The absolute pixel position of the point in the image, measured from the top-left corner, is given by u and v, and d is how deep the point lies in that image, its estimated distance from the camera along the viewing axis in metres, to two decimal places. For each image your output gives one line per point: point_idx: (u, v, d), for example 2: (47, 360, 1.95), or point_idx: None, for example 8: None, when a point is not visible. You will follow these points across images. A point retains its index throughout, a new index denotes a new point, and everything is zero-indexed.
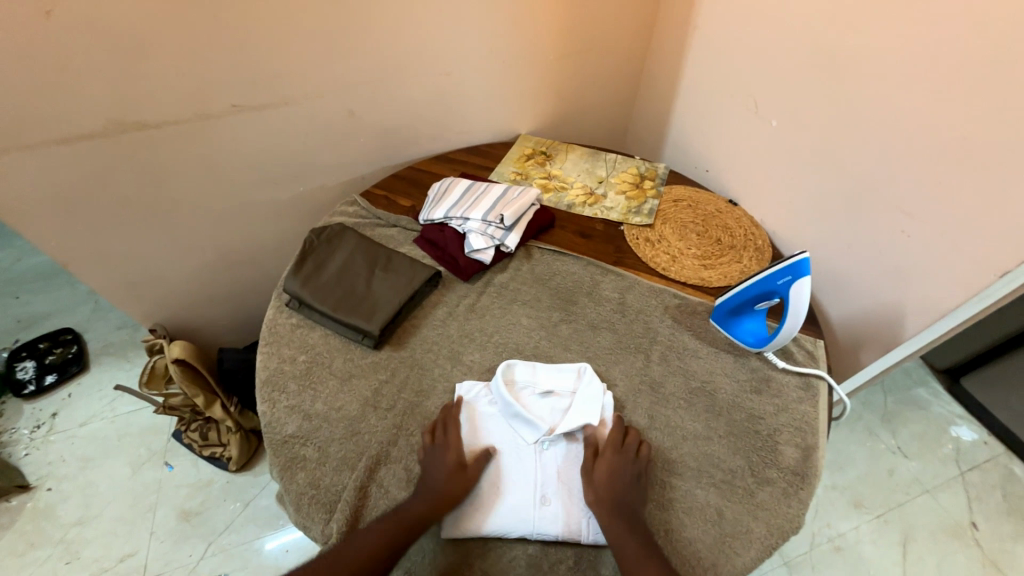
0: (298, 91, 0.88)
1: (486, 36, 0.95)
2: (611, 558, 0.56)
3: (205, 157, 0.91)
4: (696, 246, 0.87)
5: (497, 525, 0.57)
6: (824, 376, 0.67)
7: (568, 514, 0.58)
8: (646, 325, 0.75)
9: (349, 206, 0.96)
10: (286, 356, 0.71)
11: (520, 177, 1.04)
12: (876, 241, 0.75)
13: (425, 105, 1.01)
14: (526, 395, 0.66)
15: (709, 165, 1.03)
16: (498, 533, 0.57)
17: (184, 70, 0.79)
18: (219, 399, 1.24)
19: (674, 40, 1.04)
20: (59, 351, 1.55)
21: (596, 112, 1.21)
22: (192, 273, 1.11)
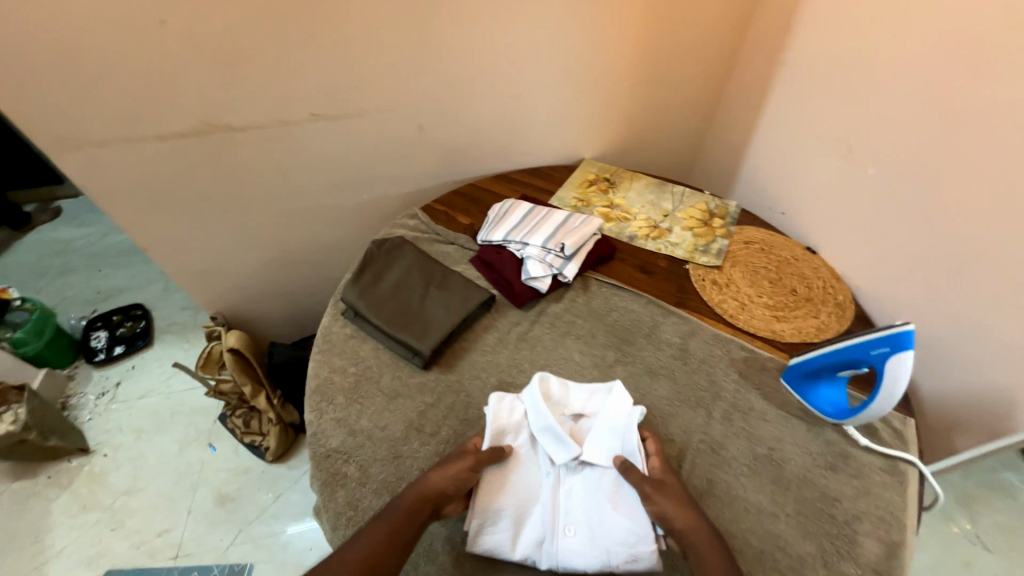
0: (374, 105, 0.90)
1: (562, 61, 0.94)
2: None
3: (281, 161, 0.95)
4: (769, 295, 0.81)
5: (520, 553, 0.55)
6: (915, 462, 0.60)
7: (593, 542, 0.55)
8: (709, 378, 0.69)
9: (410, 219, 0.97)
10: (337, 367, 0.71)
11: (582, 204, 1.01)
12: (988, 313, 0.66)
13: (494, 124, 1.00)
14: (555, 413, 0.64)
15: (787, 208, 0.96)
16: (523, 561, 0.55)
17: (273, 80, 0.82)
18: (264, 390, 1.28)
19: (759, 74, 0.99)
20: (129, 325, 1.67)
21: (666, 141, 1.17)
22: (254, 268, 1.16)
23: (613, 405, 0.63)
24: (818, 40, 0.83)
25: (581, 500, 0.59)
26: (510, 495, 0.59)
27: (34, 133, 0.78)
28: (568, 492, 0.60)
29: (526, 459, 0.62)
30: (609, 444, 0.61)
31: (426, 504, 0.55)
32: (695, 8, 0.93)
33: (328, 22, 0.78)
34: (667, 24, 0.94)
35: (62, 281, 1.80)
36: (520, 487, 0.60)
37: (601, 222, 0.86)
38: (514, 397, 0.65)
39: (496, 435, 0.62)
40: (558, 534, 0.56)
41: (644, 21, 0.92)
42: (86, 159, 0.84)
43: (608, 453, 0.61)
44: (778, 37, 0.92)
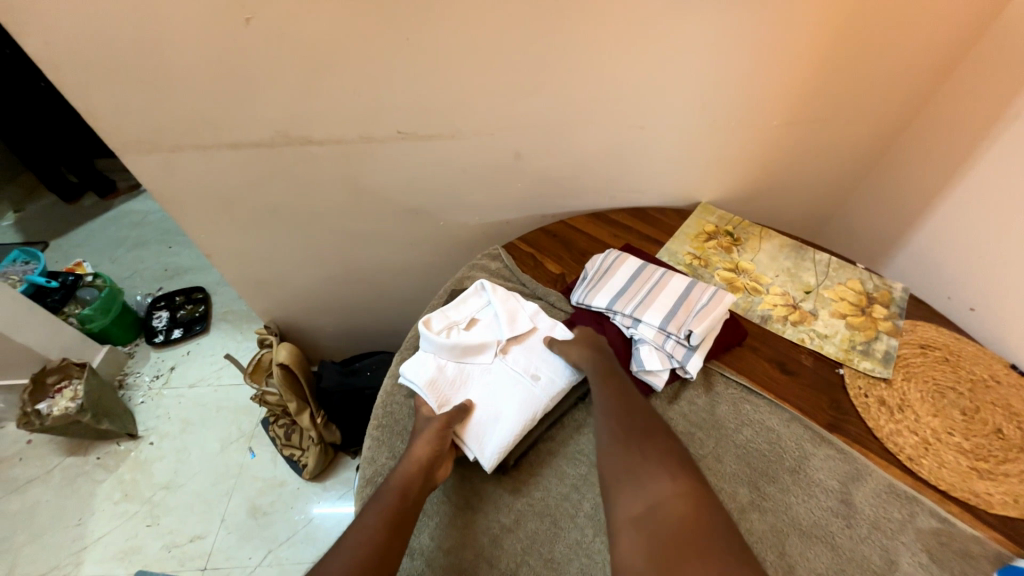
0: (470, 127, 0.77)
1: (705, 92, 0.75)
2: None
3: (357, 179, 0.83)
4: (962, 432, 0.60)
5: (520, 419, 0.58)
6: None
7: (553, 368, 0.63)
8: (886, 555, 0.51)
9: (492, 260, 0.84)
10: (397, 453, 0.60)
11: (698, 262, 0.83)
12: None
13: (603, 157, 0.84)
14: (455, 333, 0.66)
15: (980, 303, 0.75)
16: (526, 421, 0.58)
17: (362, 94, 0.70)
18: (309, 408, 1.20)
19: (965, 126, 0.76)
20: (189, 308, 1.67)
21: (804, 191, 0.96)
22: (315, 283, 1.07)
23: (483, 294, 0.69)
24: None
25: (524, 360, 0.64)
26: (481, 406, 0.60)
27: (106, 130, 0.70)
28: (512, 364, 0.64)
29: (466, 375, 0.63)
30: (508, 312, 0.68)
31: (412, 470, 0.54)
32: (892, 36, 0.72)
33: (436, 32, 0.64)
34: (851, 54, 0.74)
35: (133, 254, 1.82)
36: (481, 393, 0.61)
37: (733, 299, 0.68)
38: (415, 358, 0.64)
39: (436, 389, 0.61)
40: (531, 388, 0.61)
41: (822, 49, 0.72)
42: (157, 161, 0.76)
43: (513, 317, 0.67)
44: (1010, 83, 0.69)
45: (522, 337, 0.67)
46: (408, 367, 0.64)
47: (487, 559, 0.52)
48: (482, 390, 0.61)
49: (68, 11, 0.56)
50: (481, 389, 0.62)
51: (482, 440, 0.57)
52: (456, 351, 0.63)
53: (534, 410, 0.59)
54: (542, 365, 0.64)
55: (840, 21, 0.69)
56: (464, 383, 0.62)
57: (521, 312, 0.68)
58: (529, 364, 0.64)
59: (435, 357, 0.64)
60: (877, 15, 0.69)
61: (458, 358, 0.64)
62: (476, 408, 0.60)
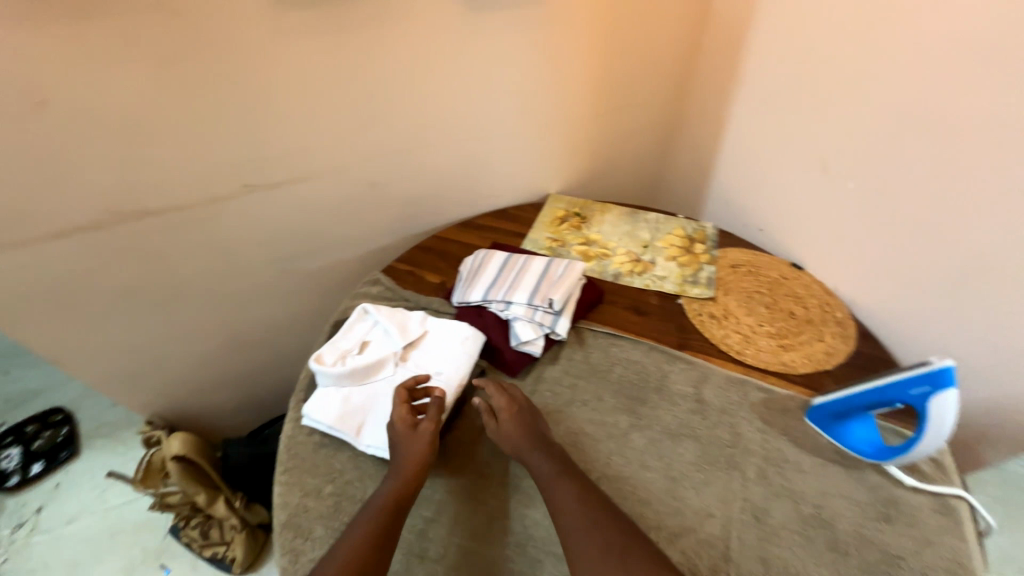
0: (316, 166, 0.80)
1: (518, 98, 0.89)
2: (500, 546, 0.55)
3: (213, 241, 0.81)
4: (769, 322, 0.77)
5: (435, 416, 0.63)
6: (965, 497, 0.55)
7: (453, 361, 0.68)
8: (734, 431, 0.63)
9: (373, 286, 0.86)
10: (310, 488, 0.60)
11: (557, 244, 0.94)
12: (994, 323, 0.62)
13: (452, 171, 0.93)
14: (351, 361, 0.66)
15: (764, 223, 0.93)
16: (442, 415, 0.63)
17: (193, 155, 0.71)
18: (223, 494, 1.10)
19: (716, 92, 0.96)
20: (47, 435, 1.42)
21: (632, 166, 1.13)
22: (195, 362, 1.00)
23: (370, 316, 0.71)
24: (773, 59, 0.82)
25: (427, 363, 0.68)
26: None
27: None
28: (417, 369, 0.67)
29: (374, 394, 0.64)
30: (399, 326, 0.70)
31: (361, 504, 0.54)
32: (644, 35, 0.91)
33: (255, 84, 0.68)
34: (619, 52, 0.91)
35: None
36: (390, 405, 0.64)
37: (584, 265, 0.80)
38: (318, 397, 0.64)
39: (347, 417, 0.62)
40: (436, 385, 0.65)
41: (595, 51, 0.89)
42: None
43: (405, 329, 0.70)
44: (730, 56, 0.91)
45: (417, 342, 0.70)
46: (310, 407, 0.63)
47: (416, 556, 0.55)
48: (393, 402, 0.64)
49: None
50: (392, 402, 0.64)
51: None
52: (356, 376, 0.65)
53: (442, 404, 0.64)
54: (439, 359, 0.68)
55: (598, 27, 0.86)
56: (372, 402, 0.64)
57: (412, 322, 0.71)
58: (431, 364, 0.68)
59: (337, 388, 0.64)
60: (625, 20, 0.88)
61: (362, 382, 0.65)
62: (391, 422, 0.62)
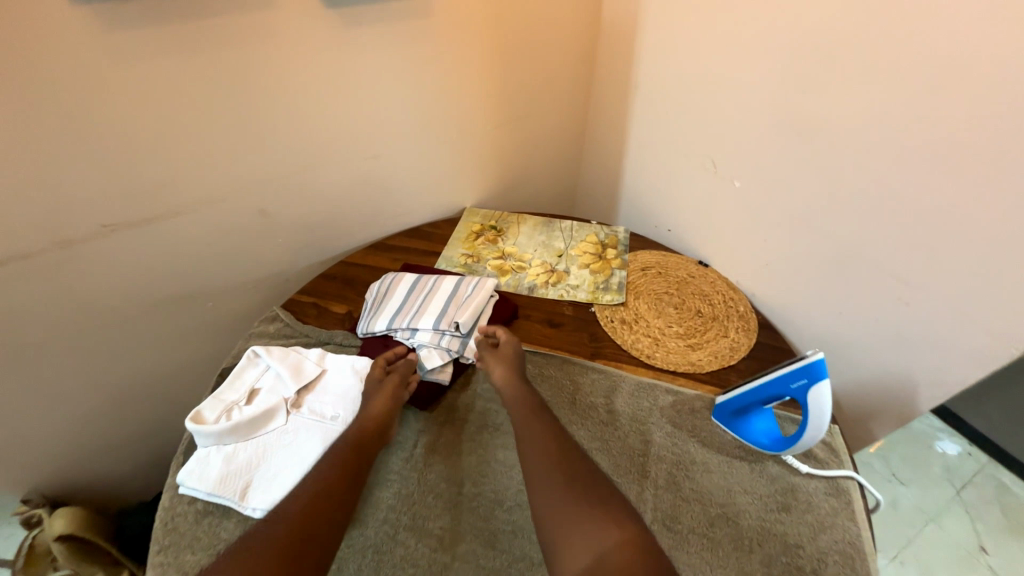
0: (189, 198, 0.73)
1: (414, 113, 0.86)
2: None
3: (72, 291, 0.72)
4: (678, 323, 0.79)
5: None
6: (854, 477, 0.58)
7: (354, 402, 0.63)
8: (645, 438, 0.63)
9: (271, 323, 0.79)
10: (189, 567, 0.53)
11: (471, 260, 0.92)
12: (869, 305, 0.66)
13: (352, 192, 0.88)
14: (236, 414, 0.60)
15: (672, 225, 0.94)
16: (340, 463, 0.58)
17: (27, 196, 0.62)
18: (128, 567, 0.97)
19: (614, 99, 0.98)
20: None
21: (546, 175, 1.13)
22: (74, 427, 0.87)
23: (259, 361, 0.65)
24: (658, 65, 0.84)
25: (324, 407, 0.62)
26: (286, 473, 0.56)
27: None
28: (312, 415, 0.62)
29: (262, 450, 0.58)
30: (293, 368, 0.64)
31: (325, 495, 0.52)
32: (537, 45, 0.91)
33: (99, 113, 0.61)
34: (513, 63, 0.91)
35: None
36: (280, 460, 0.57)
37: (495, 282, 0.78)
38: (196, 460, 0.57)
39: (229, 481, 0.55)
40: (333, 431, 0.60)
41: (488, 62, 0.88)
42: None
43: (300, 371, 0.64)
44: (622, 64, 0.93)
45: (314, 385, 0.65)
46: (186, 474, 0.56)
47: None
48: (283, 456, 0.58)
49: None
50: (282, 456, 0.58)
51: None
52: (239, 432, 0.58)
53: None
54: (338, 401, 0.63)
55: (488, 38, 0.85)
56: (260, 459, 0.57)
57: (308, 363, 0.66)
58: (328, 408, 0.62)
59: (217, 448, 0.57)
60: (514, 32, 0.87)
61: (249, 437, 0.59)
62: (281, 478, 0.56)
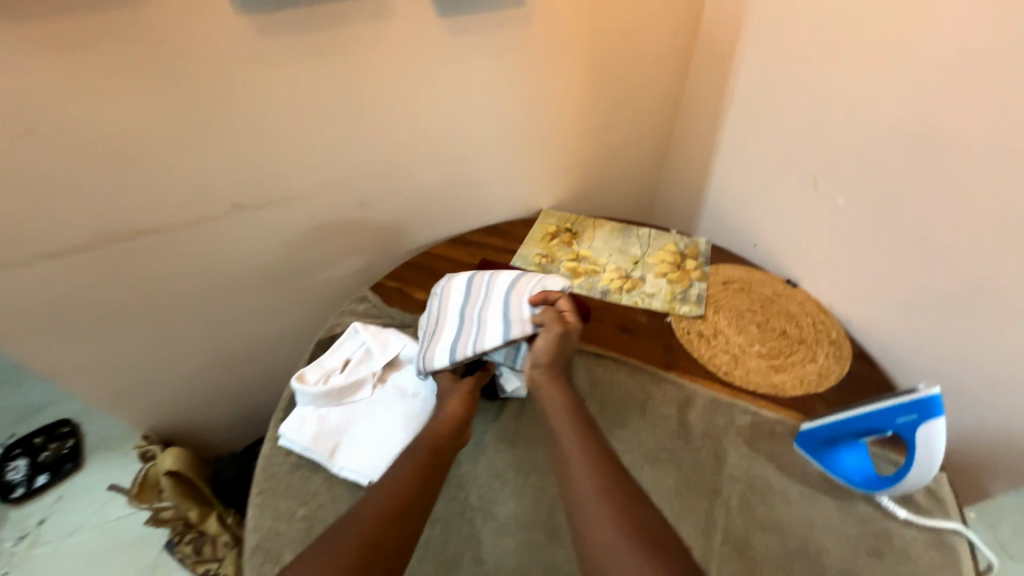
0: (302, 185, 0.81)
1: (504, 116, 0.89)
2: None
3: (202, 259, 0.83)
4: (761, 342, 0.75)
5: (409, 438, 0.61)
6: (963, 532, 0.52)
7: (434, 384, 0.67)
8: (718, 457, 0.61)
9: (360, 303, 0.86)
10: (282, 511, 0.59)
11: (545, 261, 0.93)
12: (995, 344, 0.59)
13: (440, 188, 0.93)
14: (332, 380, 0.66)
15: (759, 240, 0.90)
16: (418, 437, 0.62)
17: (179, 176, 0.72)
18: (215, 510, 1.10)
19: (707, 107, 0.95)
20: (54, 447, 1.44)
21: (626, 182, 1.12)
22: (187, 379, 1.00)
23: (356, 336, 0.71)
24: (760, 74, 0.80)
25: (406, 385, 0.67)
26: (370, 439, 0.61)
27: None
28: (395, 390, 0.66)
29: (350, 416, 0.63)
30: (384, 346, 0.70)
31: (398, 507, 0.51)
32: (631, 51, 0.91)
33: (240, 107, 0.70)
34: (605, 69, 0.91)
35: None
36: (364, 427, 0.62)
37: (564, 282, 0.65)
38: (296, 416, 0.63)
39: (322, 438, 0.61)
40: (412, 408, 0.64)
41: (580, 68, 0.89)
42: None
43: (389, 350, 0.69)
44: (718, 72, 0.90)
45: (398, 363, 0.69)
46: (286, 427, 0.63)
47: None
48: (367, 424, 0.63)
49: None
50: (366, 423, 0.63)
51: (374, 463, 0.59)
52: (332, 396, 0.64)
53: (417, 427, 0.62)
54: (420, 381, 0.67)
55: (583, 45, 0.86)
56: (347, 423, 0.63)
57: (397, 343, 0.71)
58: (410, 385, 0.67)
59: (313, 408, 0.64)
60: (609, 38, 0.88)
61: (340, 403, 0.64)
62: (365, 443, 0.61)
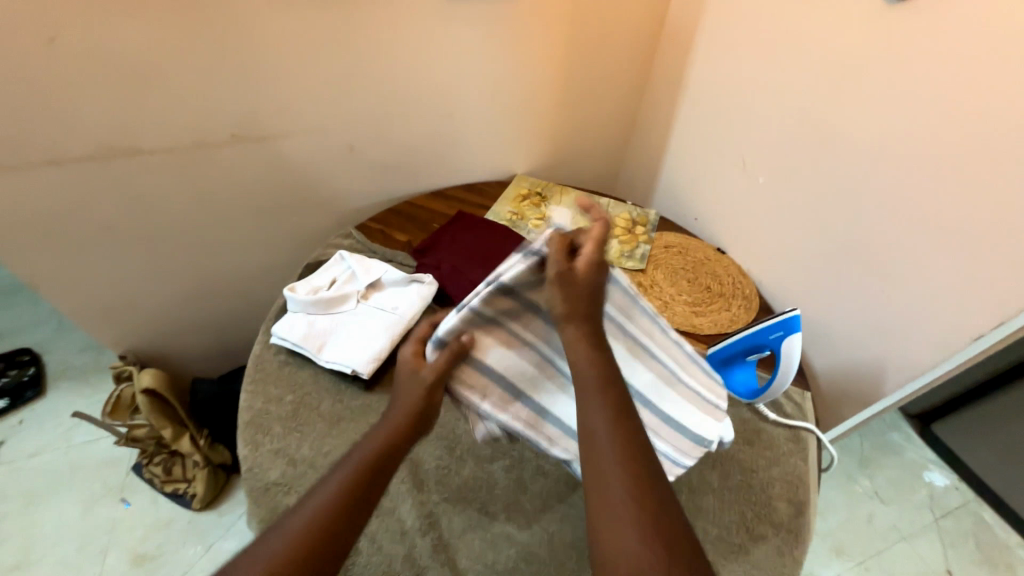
0: (300, 124, 0.89)
1: (489, 82, 0.99)
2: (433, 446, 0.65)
3: (199, 184, 0.88)
4: (688, 293, 0.90)
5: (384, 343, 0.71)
6: (813, 430, 0.68)
7: (409, 301, 0.76)
8: None
9: (345, 239, 0.95)
10: (273, 396, 0.69)
11: (516, 218, 1.05)
12: (859, 297, 0.75)
13: (426, 143, 1.02)
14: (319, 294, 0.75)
15: (698, 214, 1.05)
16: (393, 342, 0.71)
17: (186, 102, 0.78)
18: (189, 431, 1.16)
19: (666, 95, 1.08)
20: (12, 374, 1.40)
21: (592, 158, 1.25)
22: (171, 303, 1.05)
23: (342, 261, 0.80)
24: (711, 69, 0.93)
25: (385, 303, 0.76)
26: (351, 341, 0.71)
27: None
28: (375, 305, 0.76)
29: (335, 323, 0.73)
30: (366, 269, 0.79)
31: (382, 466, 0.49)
32: (606, 37, 1.02)
33: (249, 42, 0.76)
34: (582, 50, 1.02)
35: None
36: (347, 332, 0.72)
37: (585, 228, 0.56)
38: (287, 321, 0.73)
39: (309, 338, 0.71)
40: (389, 319, 0.73)
41: (560, 46, 0.99)
42: None
43: (370, 272, 0.79)
44: (678, 64, 1.03)
45: (379, 285, 0.79)
46: (278, 329, 0.72)
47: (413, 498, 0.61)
48: (350, 330, 0.72)
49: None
50: (348, 329, 0.72)
51: (354, 360, 0.69)
52: (320, 306, 0.73)
53: (393, 334, 0.72)
54: (397, 299, 0.77)
55: (564, 26, 0.97)
56: (332, 329, 0.73)
57: (378, 268, 0.80)
58: (389, 302, 0.76)
59: (303, 315, 0.73)
60: (588, 23, 0.98)
61: (326, 313, 0.74)
62: (347, 345, 0.71)
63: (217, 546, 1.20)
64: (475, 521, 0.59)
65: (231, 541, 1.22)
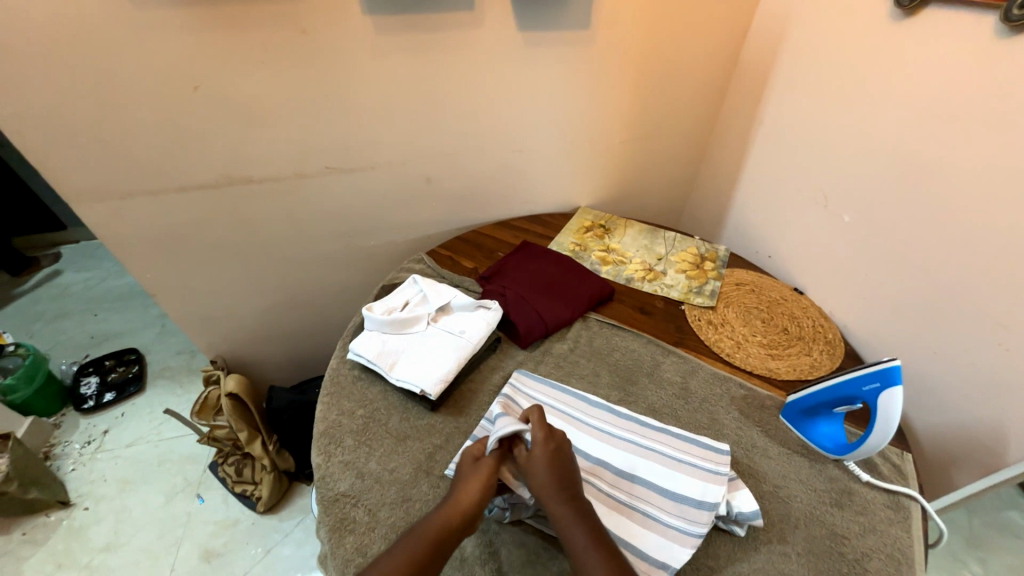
0: (384, 157, 0.96)
1: (560, 118, 1.02)
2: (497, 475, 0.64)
3: (296, 210, 0.98)
4: (763, 334, 0.85)
5: (453, 363, 0.73)
6: (916, 497, 0.61)
7: (477, 325, 0.78)
8: (711, 415, 0.71)
9: (417, 263, 1.00)
10: (346, 409, 0.72)
11: (579, 248, 1.05)
12: (972, 351, 0.67)
13: (496, 175, 1.07)
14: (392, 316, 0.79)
15: (774, 251, 1.01)
16: (461, 363, 0.74)
17: (293, 138, 0.87)
18: (261, 435, 1.23)
19: (739, 130, 1.06)
20: (121, 370, 1.60)
21: (658, 191, 1.24)
22: (258, 315, 1.15)
23: (415, 285, 0.85)
24: (790, 105, 0.91)
25: (454, 325, 0.79)
26: (422, 361, 0.74)
27: (60, 184, 0.77)
28: (445, 328, 0.79)
29: (407, 344, 0.77)
30: (436, 293, 0.83)
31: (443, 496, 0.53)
32: (677, 74, 1.03)
33: (349, 87, 0.85)
34: (653, 87, 1.04)
35: (55, 326, 1.72)
36: (418, 352, 0.76)
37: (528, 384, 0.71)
38: (363, 339, 0.77)
39: (383, 356, 0.75)
40: (458, 341, 0.76)
41: (631, 84, 1.02)
42: (107, 210, 0.83)
43: (440, 296, 0.82)
44: (753, 100, 1.01)
45: (448, 309, 0.82)
46: (355, 345, 0.77)
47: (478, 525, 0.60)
48: (421, 351, 0.76)
49: (28, 86, 0.67)
50: (420, 349, 0.76)
51: (425, 378, 0.72)
52: (394, 325, 0.78)
53: (461, 356, 0.74)
54: (465, 322, 0.80)
55: (636, 65, 0.99)
56: (404, 348, 0.76)
57: (446, 292, 0.83)
58: (457, 326, 0.79)
59: (378, 333, 0.78)
60: (660, 62, 1.00)
61: (400, 334, 0.78)
62: (419, 364, 0.74)
63: (275, 550, 1.25)
64: (537, 556, 0.58)
65: (288, 546, 1.26)
